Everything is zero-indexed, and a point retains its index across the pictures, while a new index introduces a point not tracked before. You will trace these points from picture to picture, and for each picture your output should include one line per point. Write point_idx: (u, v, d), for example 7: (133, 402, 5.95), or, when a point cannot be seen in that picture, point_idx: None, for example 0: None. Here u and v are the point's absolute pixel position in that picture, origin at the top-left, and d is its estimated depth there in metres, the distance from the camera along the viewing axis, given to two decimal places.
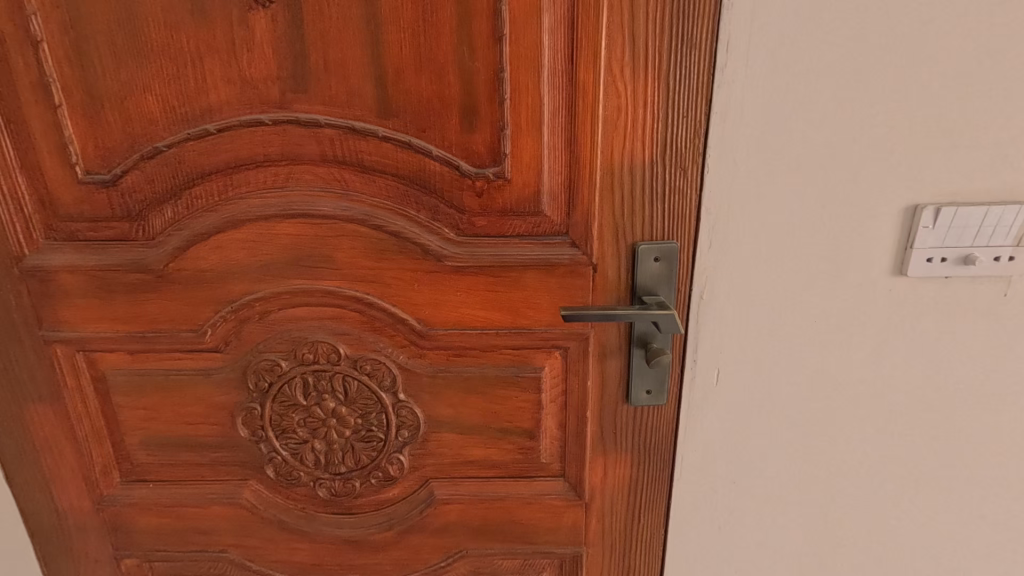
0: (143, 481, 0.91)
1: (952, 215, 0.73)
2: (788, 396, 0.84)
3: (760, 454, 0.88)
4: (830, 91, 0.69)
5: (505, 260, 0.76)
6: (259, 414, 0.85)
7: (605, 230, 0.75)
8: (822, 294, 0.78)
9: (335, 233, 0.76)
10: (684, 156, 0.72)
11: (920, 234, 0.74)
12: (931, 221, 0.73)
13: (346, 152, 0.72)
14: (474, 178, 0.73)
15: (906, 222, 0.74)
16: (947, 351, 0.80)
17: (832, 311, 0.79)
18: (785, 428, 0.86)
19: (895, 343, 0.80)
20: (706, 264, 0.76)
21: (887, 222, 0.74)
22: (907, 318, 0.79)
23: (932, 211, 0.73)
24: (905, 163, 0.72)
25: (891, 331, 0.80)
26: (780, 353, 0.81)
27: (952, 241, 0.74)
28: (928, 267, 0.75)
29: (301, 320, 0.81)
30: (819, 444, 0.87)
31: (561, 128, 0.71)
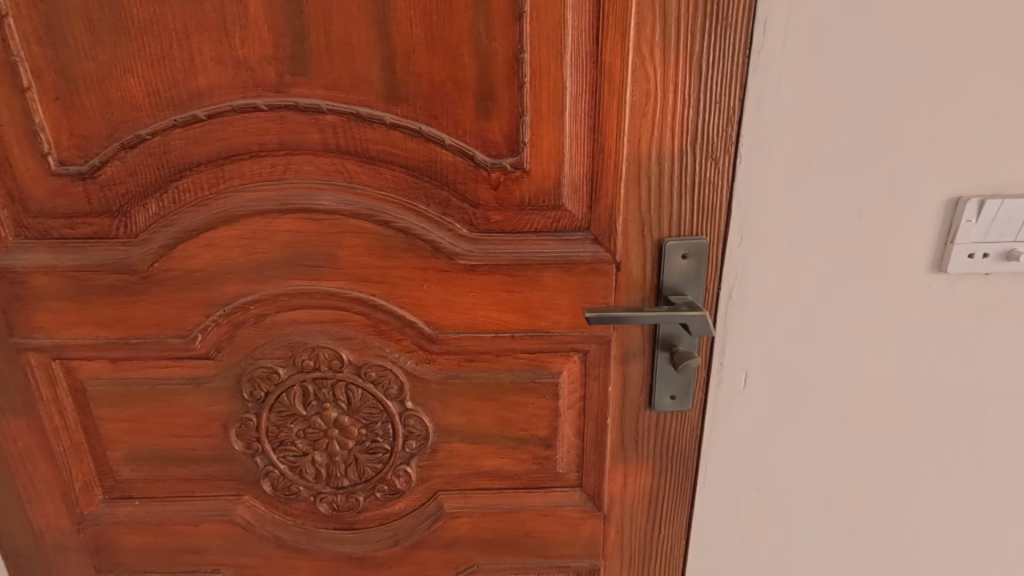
0: (128, 498, 0.84)
1: (996, 208, 0.69)
2: (817, 400, 0.80)
3: (788, 459, 0.84)
4: (872, 76, 0.64)
5: (522, 258, 0.71)
6: (254, 425, 0.79)
7: (630, 226, 0.70)
8: (858, 292, 0.74)
9: (338, 229, 0.70)
10: (715, 147, 0.67)
11: (963, 228, 0.70)
12: (974, 215, 0.69)
13: (348, 140, 0.66)
14: (490, 170, 0.67)
15: (947, 215, 0.70)
16: (984, 351, 0.77)
17: (866, 310, 0.75)
18: (814, 433, 0.82)
19: (931, 343, 0.77)
20: (735, 261, 0.71)
21: (927, 216, 0.70)
22: (944, 318, 0.75)
23: (975, 203, 0.69)
24: (949, 153, 0.67)
25: (927, 331, 0.76)
26: (811, 355, 0.77)
27: (994, 235, 0.71)
28: (969, 262, 0.71)
29: (301, 323, 0.75)
30: (847, 449, 0.83)
31: (585, 115, 0.66)
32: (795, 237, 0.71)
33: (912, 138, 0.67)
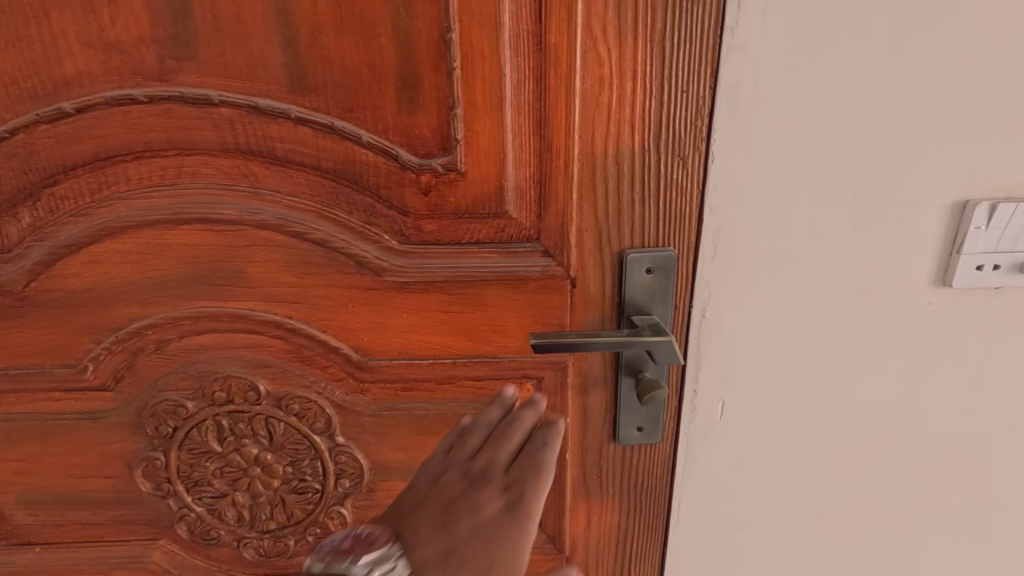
0: (27, 545, 0.74)
1: (1011, 213, 0.59)
2: (805, 429, 0.71)
3: (773, 494, 0.74)
4: (870, 58, 0.54)
5: (461, 273, 0.61)
6: (163, 464, 0.69)
7: (586, 236, 0.60)
8: (850, 310, 0.64)
9: (244, 242, 0.60)
10: (683, 144, 0.57)
11: (971, 236, 0.60)
12: (984, 221, 0.60)
13: (248, 137, 0.56)
14: (418, 172, 0.57)
15: (953, 222, 0.60)
16: (993, 374, 0.68)
17: (859, 330, 0.65)
18: (802, 466, 0.73)
19: (932, 367, 0.67)
20: (708, 276, 0.62)
21: (929, 223, 0.61)
22: (947, 338, 0.66)
23: (986, 208, 0.59)
24: (956, 150, 0.58)
25: (928, 353, 0.67)
26: (797, 380, 0.68)
27: (1005, 244, 0.61)
28: (978, 275, 0.62)
29: (209, 350, 0.65)
30: (839, 483, 0.74)
31: (528, 106, 0.55)
32: (778, 248, 0.61)
33: (915, 132, 0.57)
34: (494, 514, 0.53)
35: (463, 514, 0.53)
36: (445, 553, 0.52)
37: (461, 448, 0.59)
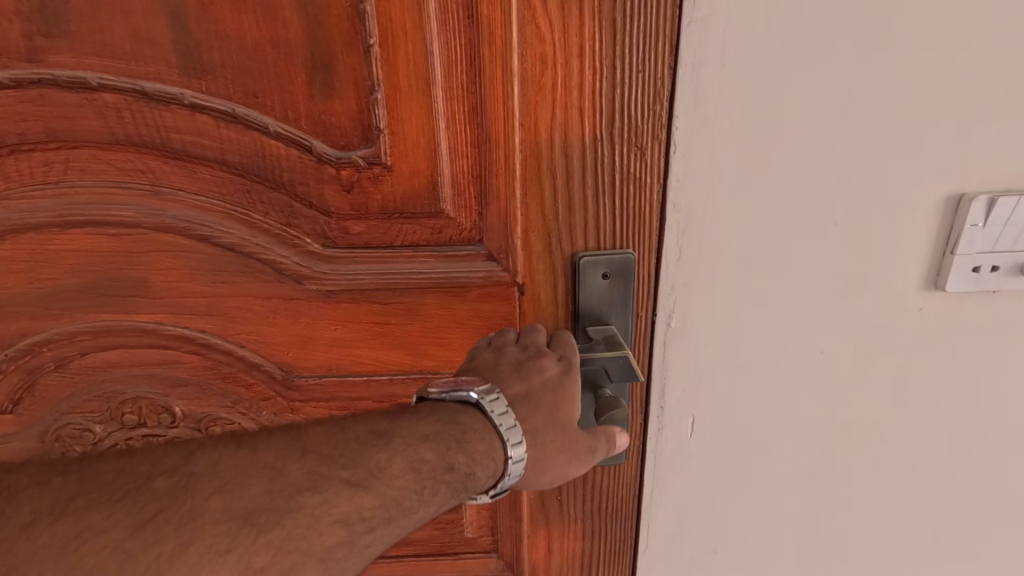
0: None
1: (1012, 208, 0.52)
2: (784, 446, 0.64)
3: (750, 516, 0.68)
4: (853, 30, 0.47)
5: (395, 280, 0.54)
6: None
7: (533, 237, 0.53)
8: (832, 318, 0.58)
9: (144, 248, 0.52)
10: (639, 133, 0.50)
11: (967, 234, 0.53)
12: (982, 217, 0.53)
13: (138, 127, 0.48)
14: (337, 166, 0.50)
15: (948, 217, 0.53)
16: (988, 386, 0.61)
17: (841, 339, 0.59)
18: (781, 485, 0.66)
19: (922, 378, 0.61)
20: (672, 281, 0.55)
21: (919, 220, 0.54)
22: (939, 346, 0.59)
23: (985, 203, 0.52)
24: (951, 137, 0.50)
25: (918, 363, 0.60)
26: (774, 395, 0.61)
27: (1006, 243, 0.54)
28: (974, 278, 0.55)
29: (115, 368, 0.58)
30: (820, 503, 0.68)
31: (461, 90, 0.48)
32: (751, 250, 0.54)
33: (903, 117, 0.50)
34: (554, 373, 0.51)
35: (523, 372, 0.51)
36: (523, 398, 0.50)
37: (497, 337, 0.54)
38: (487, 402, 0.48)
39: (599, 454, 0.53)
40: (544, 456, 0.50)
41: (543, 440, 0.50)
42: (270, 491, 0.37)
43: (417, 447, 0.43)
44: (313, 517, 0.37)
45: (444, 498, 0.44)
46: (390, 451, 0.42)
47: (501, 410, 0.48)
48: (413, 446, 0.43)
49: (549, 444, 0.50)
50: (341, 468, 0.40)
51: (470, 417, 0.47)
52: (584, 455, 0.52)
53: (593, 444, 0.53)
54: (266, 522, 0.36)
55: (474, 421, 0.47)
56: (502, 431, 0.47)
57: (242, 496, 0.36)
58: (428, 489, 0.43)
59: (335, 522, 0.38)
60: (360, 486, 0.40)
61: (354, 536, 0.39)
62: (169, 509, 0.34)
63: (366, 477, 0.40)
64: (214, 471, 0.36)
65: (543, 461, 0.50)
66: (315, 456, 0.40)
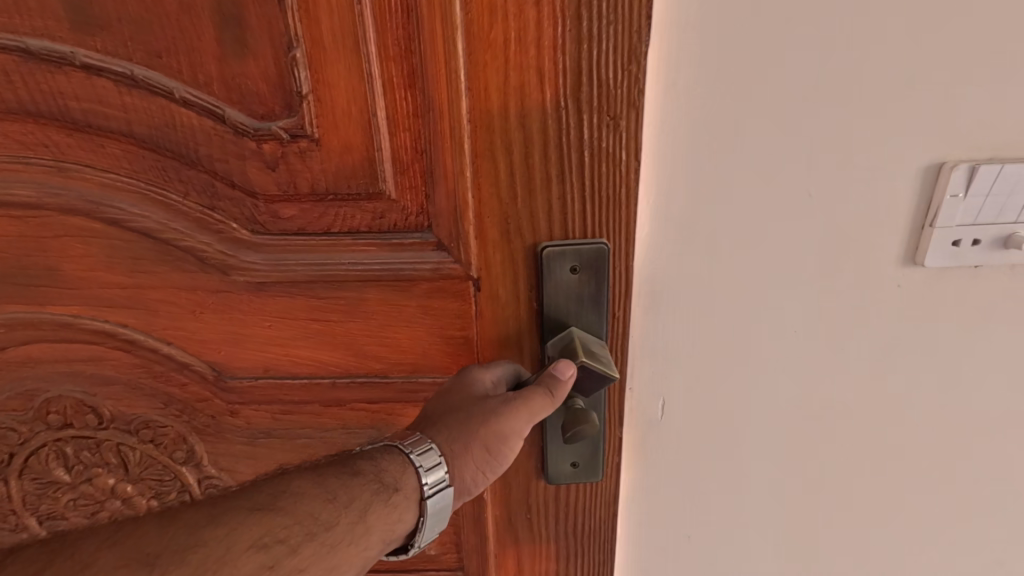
0: None
1: (995, 176, 0.44)
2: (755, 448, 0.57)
3: (728, 512, 0.60)
4: None
5: (333, 273, 0.47)
6: (4, 495, 0.58)
7: (488, 224, 0.45)
8: (811, 312, 0.50)
9: (53, 232, 0.47)
10: (612, 99, 0.41)
11: (946, 207, 0.46)
12: (962, 187, 0.45)
13: (31, 93, 0.42)
14: (257, 138, 0.43)
15: (927, 187, 0.45)
16: (981, 377, 0.54)
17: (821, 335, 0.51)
18: (754, 487, 0.59)
19: (923, 375, 0.53)
20: (632, 266, 0.47)
21: (900, 193, 0.46)
22: (936, 341, 0.51)
23: (963, 169, 0.44)
24: (935, 97, 0.42)
25: (907, 359, 0.52)
26: (742, 395, 0.54)
27: (989, 212, 0.47)
28: (948, 252, 0.47)
29: (36, 364, 0.53)
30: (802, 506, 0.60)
31: (398, 48, 0.41)
32: (710, 230, 0.47)
33: (879, 65, 0.42)
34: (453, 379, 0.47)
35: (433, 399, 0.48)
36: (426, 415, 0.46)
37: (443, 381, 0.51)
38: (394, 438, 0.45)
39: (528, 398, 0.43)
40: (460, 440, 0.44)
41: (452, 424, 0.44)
42: (170, 532, 0.36)
43: (321, 468, 0.43)
44: (225, 546, 0.37)
45: (364, 500, 0.41)
46: (290, 477, 0.42)
47: (395, 436, 0.45)
48: (315, 468, 0.43)
49: (459, 424, 0.44)
50: (246, 500, 0.40)
51: (366, 449, 0.45)
52: (496, 407, 0.43)
53: (513, 397, 0.44)
54: (172, 559, 0.35)
55: (369, 450, 0.45)
56: (413, 456, 0.43)
57: (135, 543, 0.36)
58: (354, 502, 0.41)
59: (249, 548, 0.37)
60: (271, 509, 0.39)
61: (277, 559, 0.37)
62: (52, 566, 0.34)
63: (276, 500, 0.40)
64: (99, 531, 0.37)
65: (459, 446, 0.44)
66: (213, 502, 0.39)
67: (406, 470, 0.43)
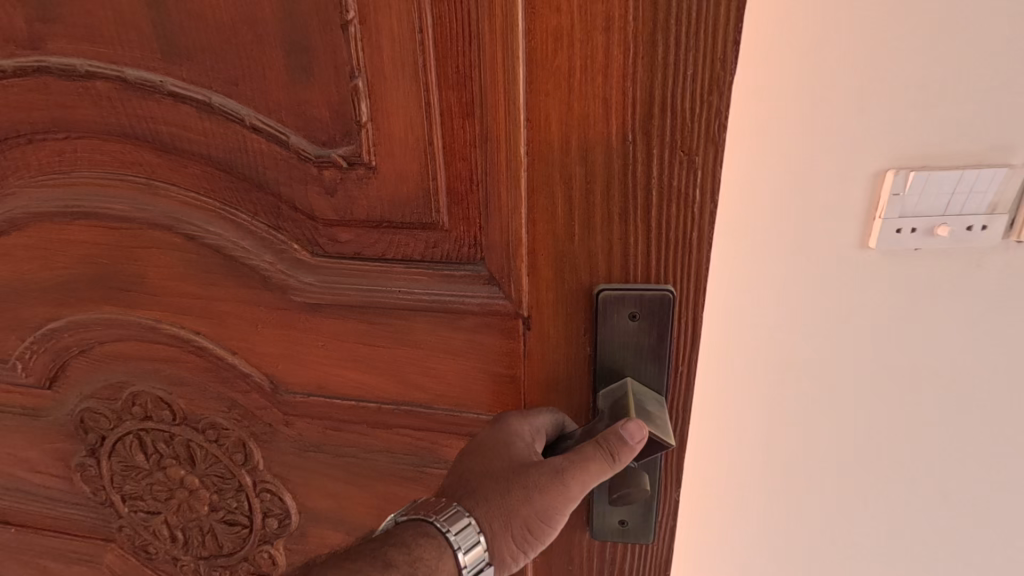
0: (5, 524, 0.76)
1: (924, 181, 0.54)
2: (751, 418, 0.64)
3: (737, 469, 0.66)
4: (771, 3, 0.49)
5: (383, 300, 0.47)
6: (96, 473, 0.65)
7: (542, 263, 0.42)
8: (797, 300, 0.58)
9: (141, 244, 0.51)
10: (688, 134, 0.37)
11: (892, 203, 0.54)
12: (901, 188, 0.54)
13: (127, 117, 0.46)
14: (318, 165, 0.43)
15: (875, 189, 0.55)
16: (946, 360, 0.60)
17: (814, 329, 0.59)
18: (755, 456, 0.65)
19: (896, 355, 0.60)
20: (701, 315, 0.42)
21: (857, 195, 0.55)
22: (908, 323, 0.59)
23: (901, 174, 0.54)
24: (883, 116, 0.52)
25: (885, 341, 0.59)
26: (735, 371, 0.62)
27: (925, 208, 0.55)
28: (896, 241, 0.56)
29: (125, 360, 0.58)
30: (802, 474, 0.66)
31: (458, 77, 0.39)
32: None
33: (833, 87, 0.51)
34: (488, 435, 0.44)
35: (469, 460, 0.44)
36: (463, 476, 0.44)
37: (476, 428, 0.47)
38: (427, 513, 0.42)
39: (582, 466, 0.40)
40: (509, 513, 0.42)
41: (499, 493, 0.42)
42: None
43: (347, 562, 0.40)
44: None
45: None
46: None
47: (427, 509, 0.42)
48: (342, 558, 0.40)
49: (511, 497, 0.42)
50: None
51: (397, 525, 0.42)
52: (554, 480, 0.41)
53: (567, 470, 0.41)
54: None
55: (399, 527, 0.42)
56: (451, 536, 0.41)
57: None
58: None
59: None
60: None
61: None
62: None
63: None
64: None
65: (511, 523, 0.42)
66: None
67: (443, 553, 0.41)
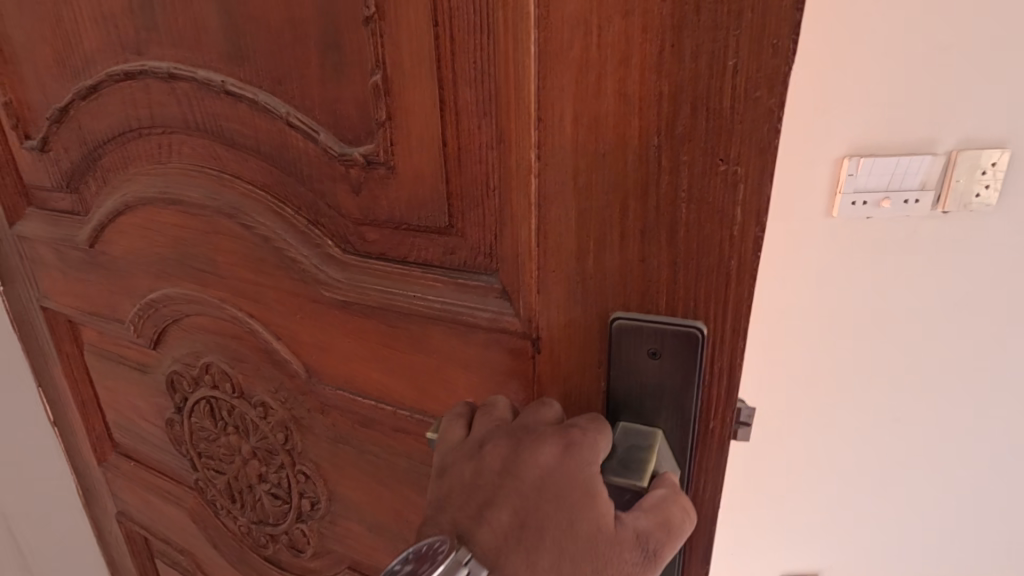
0: (126, 457, 0.90)
1: (870, 167, 0.99)
2: (773, 306, 1.10)
3: (764, 341, 1.14)
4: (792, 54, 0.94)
5: (400, 304, 0.46)
6: (180, 429, 0.73)
7: (554, 281, 0.37)
8: (792, 236, 1.06)
9: (213, 230, 0.56)
10: (727, 139, 0.30)
11: (850, 180, 1.00)
12: (855, 170, 0.99)
13: (202, 115, 0.50)
14: (344, 163, 0.43)
15: (838, 171, 1.00)
16: (889, 273, 1.07)
17: (806, 257, 1.06)
18: (774, 333, 1.13)
19: (860, 270, 1.07)
20: (740, 362, 0.34)
21: (827, 173, 1.01)
22: (863, 249, 1.05)
23: (855, 162, 0.99)
24: (852, 128, 0.97)
25: (849, 261, 1.06)
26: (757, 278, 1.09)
27: (872, 183, 1.00)
28: (851, 208, 1.02)
29: (202, 333, 0.64)
30: (806, 344, 1.13)
31: (473, 72, 0.36)
32: None
33: (823, 109, 0.97)
34: (558, 478, 0.33)
35: (524, 519, 0.33)
36: (519, 522, 0.33)
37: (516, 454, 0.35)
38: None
39: (671, 540, 0.33)
40: None
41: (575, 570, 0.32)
42: None
43: None
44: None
45: None
46: None
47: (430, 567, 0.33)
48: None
49: None
50: None
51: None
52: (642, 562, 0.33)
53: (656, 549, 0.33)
54: None
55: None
56: None
57: None
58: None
59: None
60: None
61: None
62: None
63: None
64: None
65: None
66: None
67: None
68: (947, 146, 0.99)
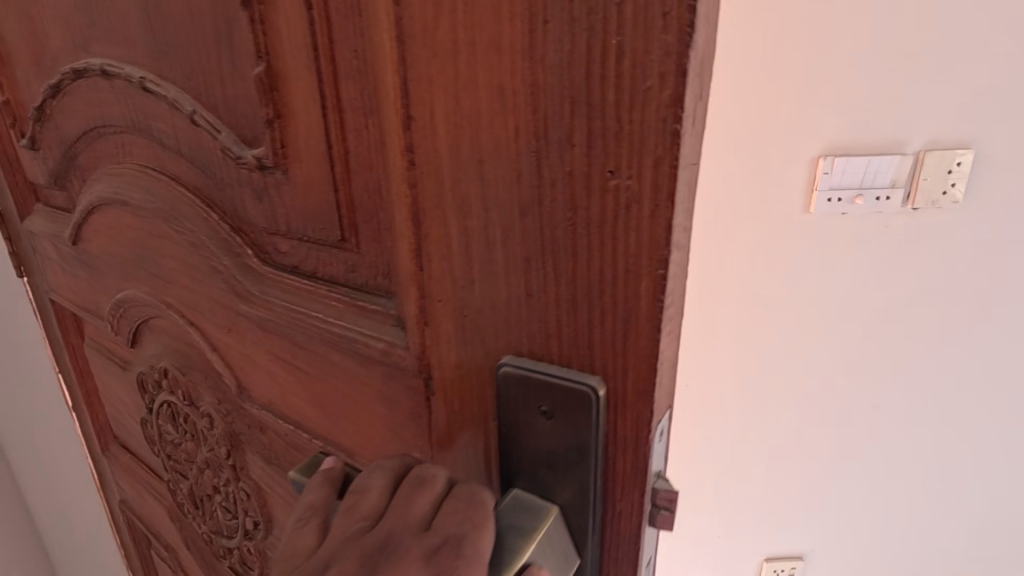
0: (122, 449, 0.92)
1: (843, 168, 1.14)
2: (758, 293, 1.23)
3: (750, 326, 1.27)
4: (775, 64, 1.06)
5: (305, 324, 0.41)
6: (151, 429, 0.73)
7: (440, 314, 0.31)
8: (773, 229, 1.19)
9: (157, 233, 0.54)
10: (616, 144, 0.22)
11: (825, 178, 1.14)
12: (829, 168, 1.14)
13: (136, 112, 0.48)
14: (243, 166, 0.39)
15: (814, 168, 1.14)
16: (859, 263, 1.23)
17: (787, 248, 1.20)
18: (757, 316, 1.26)
19: (833, 261, 1.22)
20: (649, 431, 0.26)
21: (804, 173, 1.15)
22: (836, 242, 1.21)
23: (829, 160, 1.13)
24: (829, 131, 1.12)
25: (824, 253, 1.21)
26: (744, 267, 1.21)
27: (846, 179, 1.15)
28: (827, 205, 1.16)
29: (161, 336, 0.63)
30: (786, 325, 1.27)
31: (347, 61, 0.31)
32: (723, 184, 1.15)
33: (804, 115, 1.10)
34: None
35: None
36: None
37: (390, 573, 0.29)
38: None
39: None
40: None
41: None
42: None
43: None
44: None
45: None
46: None
47: None
48: None
49: None
50: None
51: None
52: None
53: None
54: None
55: None
56: None
57: None
58: None
59: None
60: None
61: None
62: None
63: None
64: None
65: None
66: None
67: None
68: (912, 148, 1.15)
